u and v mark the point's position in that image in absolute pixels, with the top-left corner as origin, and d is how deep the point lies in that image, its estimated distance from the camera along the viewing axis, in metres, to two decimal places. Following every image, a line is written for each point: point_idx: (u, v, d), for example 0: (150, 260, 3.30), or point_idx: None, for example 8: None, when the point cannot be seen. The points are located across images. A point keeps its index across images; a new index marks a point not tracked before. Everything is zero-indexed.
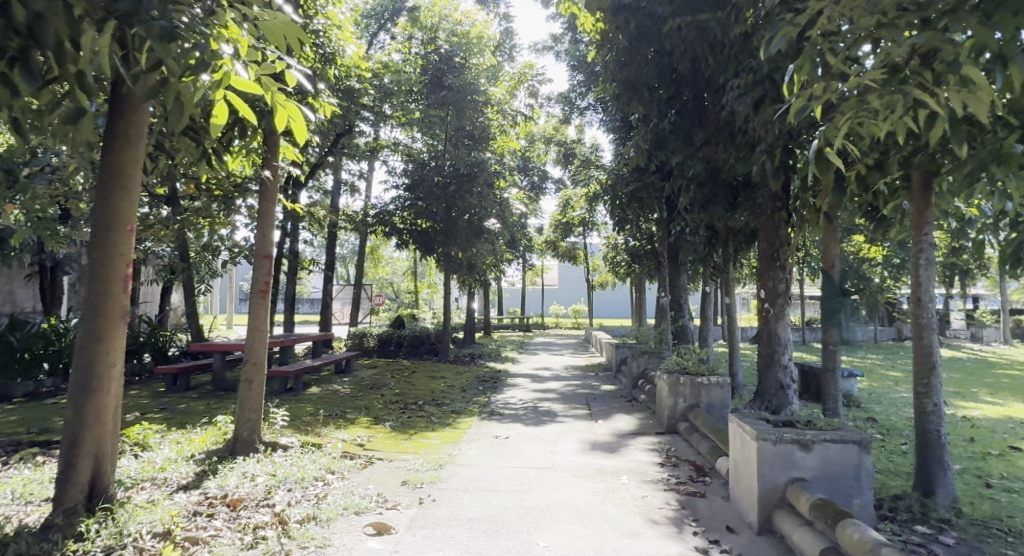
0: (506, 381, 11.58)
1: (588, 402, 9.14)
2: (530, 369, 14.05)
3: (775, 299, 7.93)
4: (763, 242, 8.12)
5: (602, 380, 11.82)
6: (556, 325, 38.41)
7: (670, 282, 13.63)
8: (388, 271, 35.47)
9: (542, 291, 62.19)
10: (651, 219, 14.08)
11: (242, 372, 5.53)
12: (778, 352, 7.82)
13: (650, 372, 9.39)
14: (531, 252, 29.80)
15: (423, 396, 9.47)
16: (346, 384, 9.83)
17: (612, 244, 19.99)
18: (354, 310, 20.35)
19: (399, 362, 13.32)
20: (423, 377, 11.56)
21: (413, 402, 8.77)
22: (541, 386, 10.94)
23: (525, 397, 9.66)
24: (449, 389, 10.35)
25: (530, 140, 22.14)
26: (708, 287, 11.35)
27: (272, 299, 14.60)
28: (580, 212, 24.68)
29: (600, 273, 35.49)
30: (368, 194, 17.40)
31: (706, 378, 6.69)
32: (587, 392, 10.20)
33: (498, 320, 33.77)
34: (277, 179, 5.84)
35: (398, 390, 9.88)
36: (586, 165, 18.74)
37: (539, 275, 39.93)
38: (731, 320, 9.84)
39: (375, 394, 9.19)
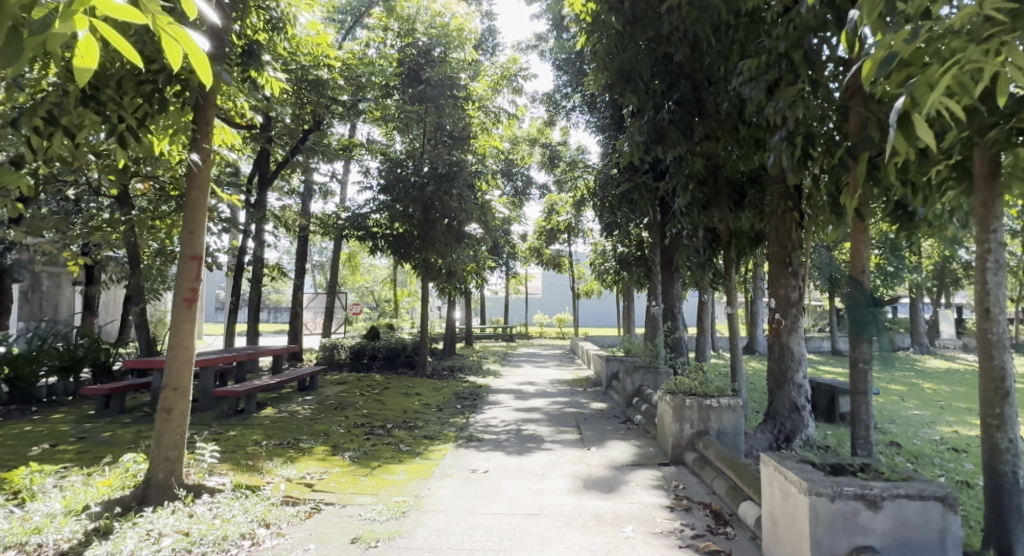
0: (487, 399, 10.59)
1: (578, 423, 8.22)
2: (513, 383, 13.09)
3: (787, 309, 7.12)
4: (773, 246, 7.32)
5: (592, 396, 10.92)
6: (540, 334, 37.49)
7: (663, 290, 12.82)
8: (367, 279, 34.29)
9: (525, 300, 61.45)
10: (642, 224, 13.25)
11: (161, 400, 4.47)
12: (791, 370, 6.99)
13: (646, 390, 8.52)
14: (514, 260, 28.98)
15: (393, 418, 8.45)
16: (308, 405, 8.78)
17: (599, 251, 19.18)
18: (328, 320, 19.25)
19: (371, 377, 12.29)
20: (396, 394, 10.54)
21: (381, 426, 7.76)
22: (525, 404, 10.01)
23: (508, 418, 8.69)
24: (424, 409, 9.36)
25: (514, 143, 21.36)
26: (705, 296, 10.53)
27: (234, 309, 13.45)
28: (566, 217, 23.90)
29: (585, 281, 34.67)
30: (342, 197, 16.37)
31: (716, 399, 5.93)
32: (576, 411, 9.29)
33: (480, 330, 32.74)
34: (208, 165, 4.81)
35: (366, 410, 8.87)
36: (573, 168, 17.94)
37: (523, 284, 39.05)
38: (734, 332, 9.00)
39: (339, 417, 8.15)
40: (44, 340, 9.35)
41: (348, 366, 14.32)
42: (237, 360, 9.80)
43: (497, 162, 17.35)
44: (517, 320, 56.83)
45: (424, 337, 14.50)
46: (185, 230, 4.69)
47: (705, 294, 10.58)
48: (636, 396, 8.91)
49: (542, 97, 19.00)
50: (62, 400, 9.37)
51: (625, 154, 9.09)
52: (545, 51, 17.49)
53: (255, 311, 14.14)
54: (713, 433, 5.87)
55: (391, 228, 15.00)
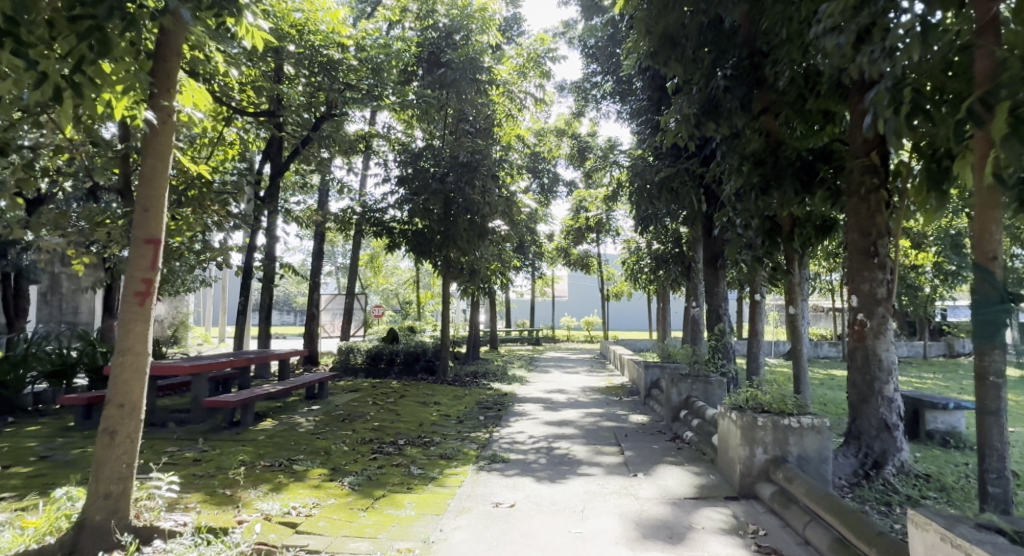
0: (513, 409, 9.54)
1: (617, 441, 7.13)
2: (540, 391, 12.02)
3: (873, 307, 5.86)
4: (853, 232, 6.11)
5: (629, 407, 9.80)
6: (568, 338, 36.36)
7: (707, 289, 11.60)
8: (390, 280, 33.64)
9: (552, 303, 60.37)
10: (684, 216, 12.08)
11: (103, 420, 3.52)
12: (880, 382, 5.77)
13: (697, 402, 7.37)
14: (541, 260, 27.98)
15: (406, 432, 7.49)
16: (312, 416, 7.87)
17: (631, 249, 18.03)
18: (347, 322, 18.47)
19: (388, 384, 11.35)
20: (413, 403, 9.56)
21: (393, 442, 6.80)
22: (556, 416, 8.94)
23: (537, 433, 7.65)
24: (442, 421, 8.34)
25: (540, 136, 20.35)
26: (758, 294, 9.29)
27: (244, 310, 12.70)
28: (595, 214, 22.75)
29: (615, 282, 33.33)
30: (360, 193, 15.58)
31: (796, 419, 4.77)
32: (614, 425, 8.17)
33: (506, 333, 31.75)
34: (168, 128, 3.89)
35: (377, 422, 7.89)
36: (603, 161, 16.83)
37: (550, 285, 37.96)
38: (797, 336, 7.75)
39: (346, 430, 7.20)
40: (33, 343, 8.69)
41: (364, 372, 13.42)
42: (242, 365, 8.99)
43: (523, 155, 16.41)
44: (543, 323, 55.77)
45: (445, 340, 13.56)
46: (138, 207, 3.75)
47: (757, 292, 9.35)
48: (684, 409, 7.78)
49: (571, 87, 17.97)
50: (53, 409, 8.63)
51: (671, 131, 7.97)
52: (573, 39, 16.50)
53: (268, 312, 13.39)
54: (794, 460, 4.71)
55: (410, 224, 14.14)
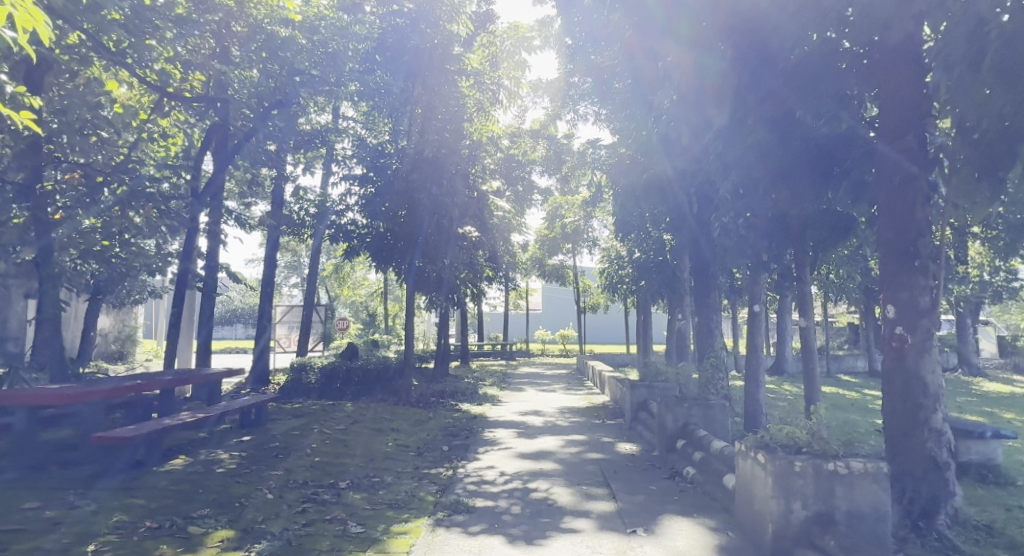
0: (483, 437, 8.31)
1: (607, 481, 5.96)
2: (514, 413, 10.83)
3: (915, 319, 4.82)
4: (887, 231, 5.10)
5: (614, 434, 8.67)
6: (541, 352, 35.31)
7: (697, 300, 10.73)
8: (357, 292, 32.16)
9: (526, 315, 59.39)
10: (672, 221, 11.10)
11: None
12: (925, 410, 4.71)
13: (698, 432, 6.27)
14: (515, 271, 26.94)
15: (351, 468, 6.17)
16: (240, 450, 6.52)
17: (610, 258, 17.07)
18: (305, 336, 16.98)
19: (341, 407, 10.01)
20: (366, 431, 8.26)
21: (333, 485, 5.50)
22: (532, 445, 7.75)
23: (511, 470, 6.42)
24: (398, 454, 7.07)
25: (515, 139, 19.41)
26: (757, 306, 8.45)
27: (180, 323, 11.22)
28: (572, 222, 21.84)
29: (591, 295, 32.46)
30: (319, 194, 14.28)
31: (843, 463, 3.67)
32: (600, 459, 7.01)
33: (478, 348, 30.51)
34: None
35: (317, 456, 6.57)
36: (582, 165, 15.84)
37: (524, 298, 36.98)
38: (810, 352, 6.78)
39: (277, 470, 5.85)
40: None
41: (316, 392, 12.01)
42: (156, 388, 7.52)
43: (497, 156, 15.34)
44: (517, 336, 54.64)
45: (409, 356, 12.30)
46: None
47: (756, 303, 8.52)
48: (681, 439, 6.68)
49: (548, 87, 17.04)
50: None
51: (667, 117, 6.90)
52: None
53: (209, 326, 11.92)
54: (842, 518, 3.59)
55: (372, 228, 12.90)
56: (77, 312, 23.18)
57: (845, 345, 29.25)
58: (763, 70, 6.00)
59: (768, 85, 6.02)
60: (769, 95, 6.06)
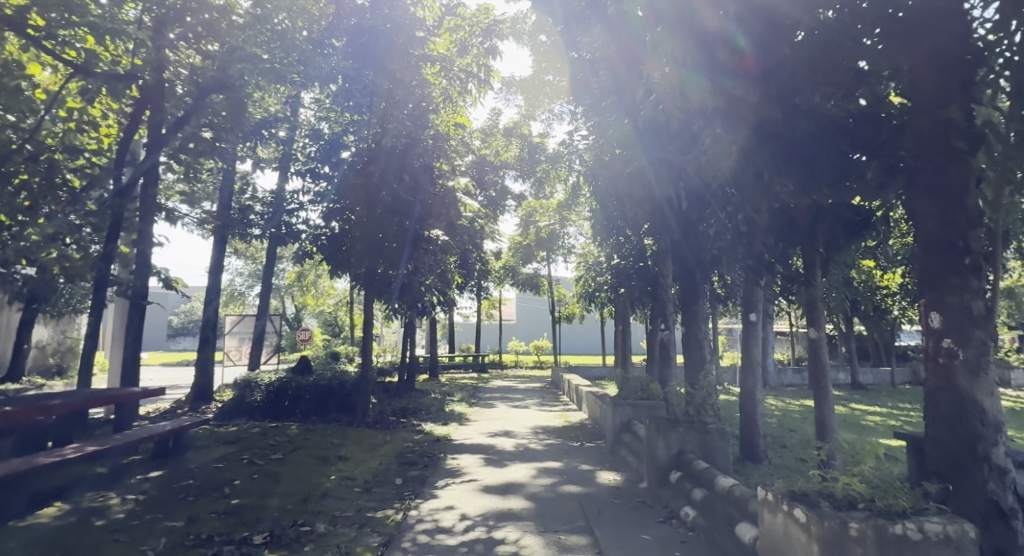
0: (445, 466, 7.17)
1: (590, 525, 4.92)
2: (483, 433, 9.74)
3: (966, 321, 3.56)
4: (932, 221, 3.81)
5: (595, 459, 7.66)
6: (516, 364, 34.28)
7: (683, 308, 9.89)
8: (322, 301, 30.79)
9: (500, 326, 58.36)
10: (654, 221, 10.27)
11: None
12: (985, 444, 3.39)
13: (698, 463, 5.28)
14: (488, 279, 25.93)
15: (274, 515, 4.97)
16: (139, 491, 5.27)
17: (587, 265, 16.18)
18: (258, 349, 15.62)
19: (286, 430, 8.80)
20: (307, 460, 7.09)
21: (244, 542, 4.30)
22: (501, 476, 6.67)
23: (476, 512, 5.29)
24: (339, 492, 5.89)
25: (487, 141, 18.56)
26: (753, 315, 7.62)
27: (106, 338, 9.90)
28: (547, 228, 21.02)
29: (567, 304, 31.67)
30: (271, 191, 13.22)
31: (918, 527, 2.66)
32: (581, 494, 5.98)
33: (449, 360, 29.35)
34: None
35: (234, 497, 5.33)
36: (560, 165, 14.96)
37: (497, 308, 36.01)
38: (821, 368, 5.92)
39: (176, 520, 4.63)
40: None
41: (262, 412, 10.74)
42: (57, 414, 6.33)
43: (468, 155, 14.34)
44: (490, 348, 53.50)
45: (368, 370, 11.16)
46: None
47: (751, 312, 7.69)
48: (676, 471, 5.67)
49: (523, 85, 16.19)
50: None
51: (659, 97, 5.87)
52: None
53: (139, 338, 10.55)
54: None
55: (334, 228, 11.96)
56: (10, 323, 21.30)
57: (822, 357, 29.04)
58: (771, 37, 5.27)
59: (777, 54, 5.27)
60: (777, 67, 5.29)
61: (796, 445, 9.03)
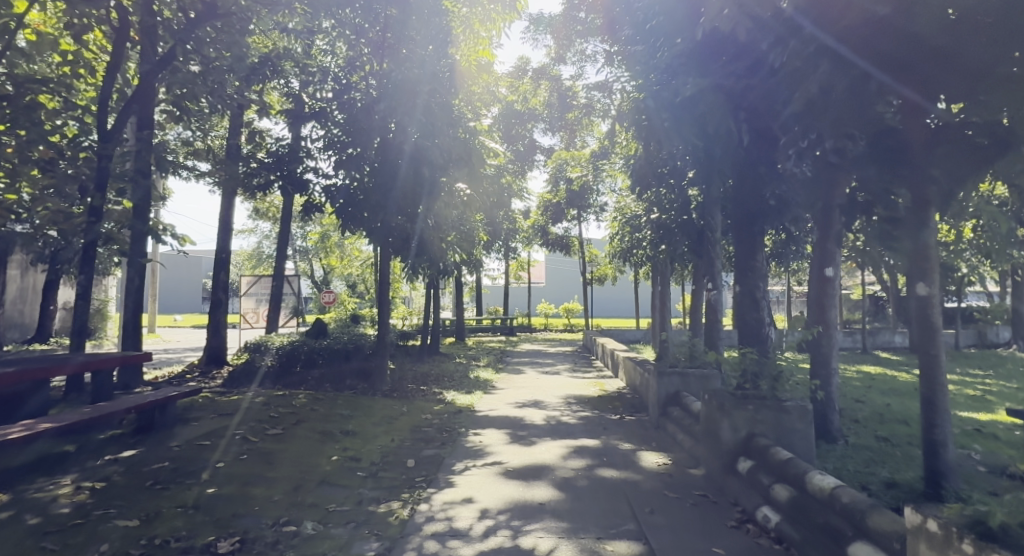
0: (466, 444, 6.21)
1: (639, 528, 3.89)
2: (509, 403, 8.80)
3: None
4: None
5: (637, 437, 6.63)
6: (545, 326, 33.45)
7: (738, 265, 8.59)
8: (347, 264, 30.28)
9: (528, 289, 57.41)
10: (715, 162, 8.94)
11: None
12: None
13: (778, 452, 4.18)
14: (515, 240, 24.88)
15: (254, 510, 4.08)
16: (99, 477, 4.45)
17: (622, 221, 14.89)
18: (276, 311, 14.97)
19: (294, 399, 8.01)
20: (310, 436, 6.25)
21: (206, 548, 3.40)
22: (529, 457, 5.69)
23: (499, 505, 4.31)
24: (339, 478, 5.00)
25: (513, 89, 17.25)
26: (830, 269, 6.41)
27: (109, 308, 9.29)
28: (577, 181, 19.76)
29: (598, 265, 30.51)
30: (278, 141, 12.26)
31: None
32: (624, 482, 4.95)
33: (477, 323, 28.63)
34: None
35: (208, 487, 4.44)
36: (594, 111, 13.56)
37: (525, 270, 35.04)
38: (933, 335, 4.64)
39: (130, 518, 3.76)
40: None
41: (272, 378, 10.00)
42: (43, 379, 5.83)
43: (493, 101, 13.09)
44: (518, 311, 52.67)
45: (385, 333, 10.25)
46: None
47: (828, 266, 6.53)
48: (747, 459, 4.58)
49: (553, 23, 14.69)
50: None
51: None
52: None
53: (140, 301, 10.02)
54: None
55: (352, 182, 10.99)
56: (35, 284, 21.36)
57: (872, 319, 27.30)
58: None
59: None
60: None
61: (872, 420, 7.81)
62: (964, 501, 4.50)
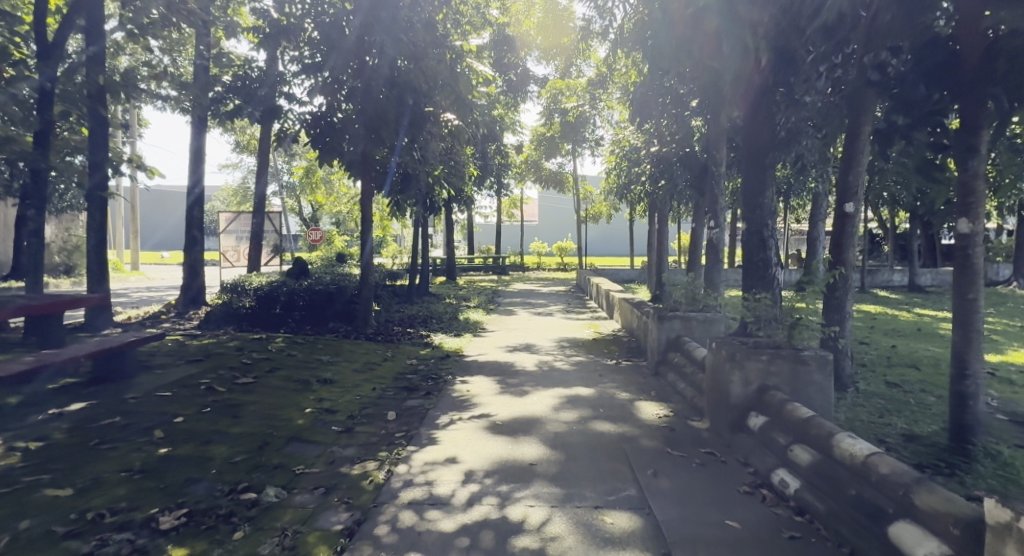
0: (452, 394, 5.78)
1: (641, 491, 3.49)
2: (500, 347, 8.39)
3: None
4: None
5: (634, 385, 6.24)
6: (539, 265, 33.02)
7: (745, 200, 7.55)
8: (334, 200, 29.33)
9: (521, 227, 56.56)
10: (729, 87, 8.12)
11: None
12: None
13: (798, 408, 3.73)
14: (508, 175, 23.99)
15: (209, 475, 3.63)
16: (35, 437, 3.98)
17: (620, 155, 14.08)
18: (256, 250, 14.31)
19: (269, 344, 7.53)
20: (283, 385, 5.80)
21: (145, 524, 2.94)
22: (519, 408, 5.28)
23: (485, 467, 3.89)
24: (311, 434, 4.55)
25: (506, 9, 15.96)
26: (850, 204, 5.84)
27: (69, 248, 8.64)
28: (574, 111, 18.75)
29: (593, 202, 29.74)
30: (247, 63, 11.19)
31: None
32: (620, 437, 4.55)
33: (469, 261, 28.13)
34: None
35: (161, 446, 3.97)
36: (591, 36, 12.51)
37: (519, 208, 34.23)
38: (970, 277, 4.13)
39: (62, 486, 3.29)
40: None
41: (249, 321, 9.50)
42: None
43: (484, 19, 11.92)
44: (511, 250, 52.03)
45: (369, 273, 9.68)
46: None
47: (848, 202, 5.91)
48: (760, 415, 4.15)
49: None
50: None
51: None
52: None
53: (105, 240, 9.34)
54: None
55: (331, 110, 10.13)
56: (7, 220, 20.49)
57: (869, 257, 26.99)
58: None
59: None
60: None
61: (880, 364, 7.44)
62: (994, 459, 4.11)
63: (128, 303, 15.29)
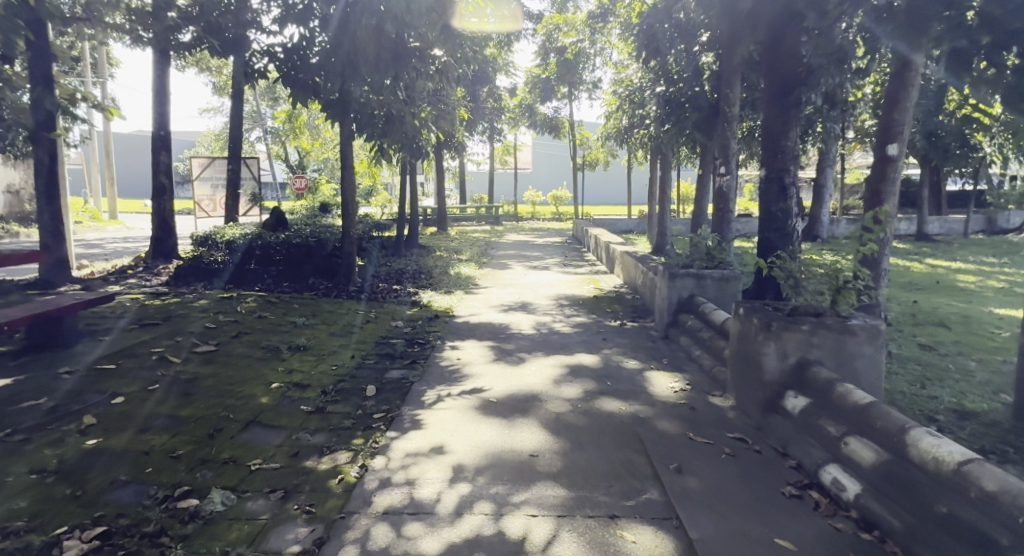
0: (440, 363, 5.15)
1: (665, 494, 2.89)
2: (493, 306, 7.73)
3: None
4: None
5: (642, 350, 5.63)
6: (533, 214, 32.14)
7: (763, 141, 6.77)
8: (318, 147, 28.03)
9: (514, 174, 55.13)
10: (751, 13, 7.16)
11: None
12: None
13: (852, 390, 3.10)
14: (502, 120, 22.80)
15: (142, 475, 2.98)
16: None
17: (622, 96, 13.05)
18: (232, 199, 13.39)
19: (238, 304, 6.82)
20: (248, 354, 5.13)
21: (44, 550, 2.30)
22: (514, 381, 4.65)
23: (476, 461, 3.27)
24: (274, 416, 3.91)
25: None
26: (894, 146, 5.07)
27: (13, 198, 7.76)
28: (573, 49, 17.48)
29: (590, 148, 28.60)
30: None
31: None
32: (632, 418, 3.94)
33: (460, 211, 27.22)
34: None
35: (88, 437, 3.31)
36: None
37: (513, 155, 33.01)
38: None
39: None
40: None
41: (221, 277, 8.76)
42: None
43: None
44: (504, 198, 50.83)
45: (350, 224, 8.89)
46: None
47: (891, 143, 5.15)
48: (799, 396, 3.54)
49: None
50: None
51: None
52: None
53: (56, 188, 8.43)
54: None
55: (302, 43, 9.04)
56: None
57: None
58: None
59: None
60: None
61: (906, 323, 6.87)
62: None
63: (99, 255, 14.45)
